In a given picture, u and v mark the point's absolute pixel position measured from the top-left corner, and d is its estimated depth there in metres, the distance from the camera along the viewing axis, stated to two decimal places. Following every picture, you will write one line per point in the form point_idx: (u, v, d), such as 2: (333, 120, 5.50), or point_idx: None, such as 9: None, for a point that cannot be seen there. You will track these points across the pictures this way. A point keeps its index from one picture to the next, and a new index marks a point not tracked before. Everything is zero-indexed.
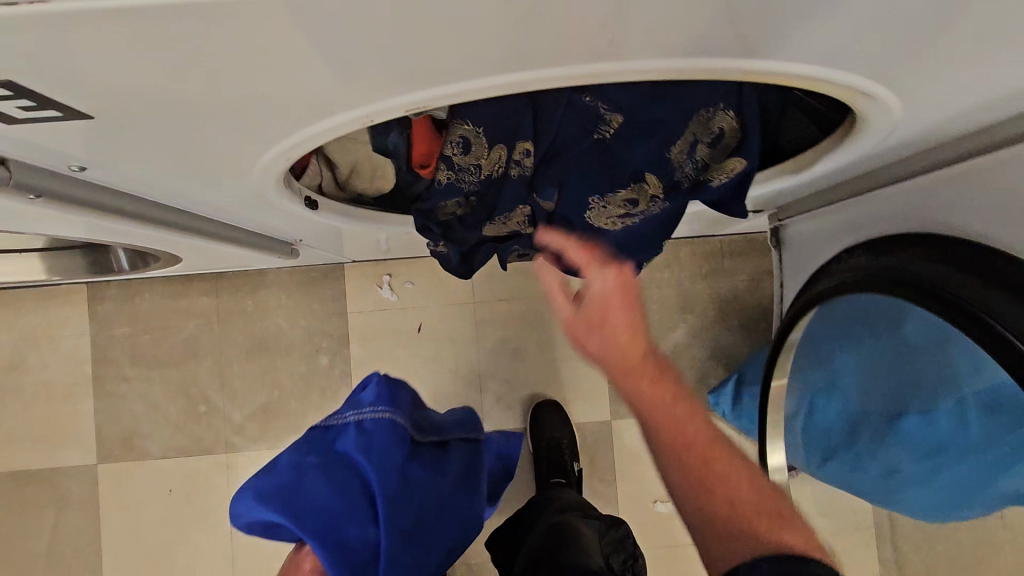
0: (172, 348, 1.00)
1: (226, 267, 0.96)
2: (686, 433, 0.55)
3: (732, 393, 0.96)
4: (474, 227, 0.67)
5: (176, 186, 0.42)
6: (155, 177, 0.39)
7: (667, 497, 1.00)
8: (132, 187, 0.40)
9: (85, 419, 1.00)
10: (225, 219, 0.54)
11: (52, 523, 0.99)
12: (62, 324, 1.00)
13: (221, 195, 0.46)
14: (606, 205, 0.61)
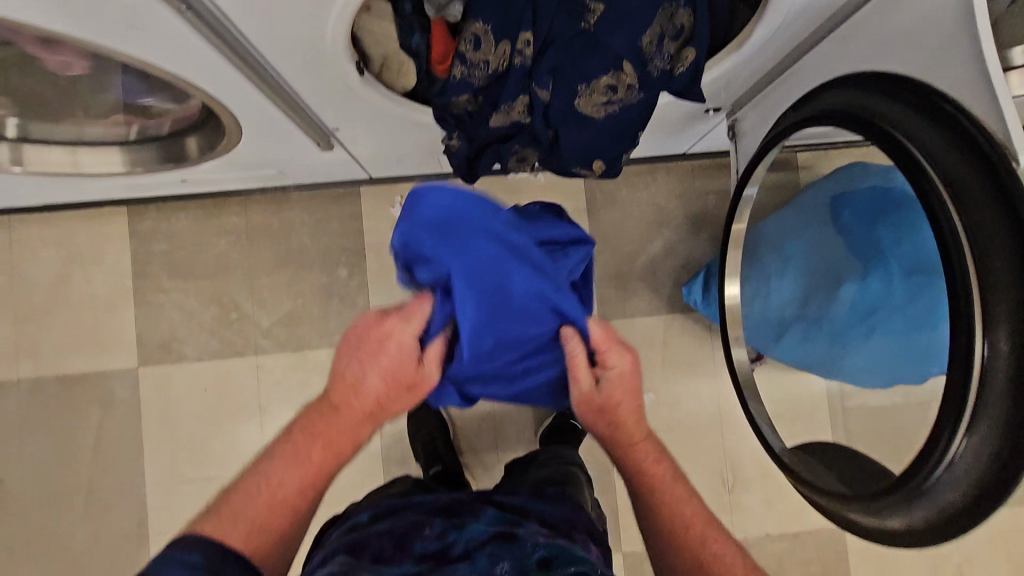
0: (206, 263, 1.12)
1: (255, 187, 1.08)
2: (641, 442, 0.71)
3: (702, 285, 1.09)
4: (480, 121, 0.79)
5: (270, 33, 0.53)
6: (260, 18, 0.51)
7: (648, 388, 1.15)
8: (238, 27, 0.52)
9: (127, 326, 1.11)
10: (289, 93, 0.67)
11: (97, 419, 1.10)
12: (106, 241, 1.11)
13: (298, 54, 0.57)
14: (594, 93, 0.74)
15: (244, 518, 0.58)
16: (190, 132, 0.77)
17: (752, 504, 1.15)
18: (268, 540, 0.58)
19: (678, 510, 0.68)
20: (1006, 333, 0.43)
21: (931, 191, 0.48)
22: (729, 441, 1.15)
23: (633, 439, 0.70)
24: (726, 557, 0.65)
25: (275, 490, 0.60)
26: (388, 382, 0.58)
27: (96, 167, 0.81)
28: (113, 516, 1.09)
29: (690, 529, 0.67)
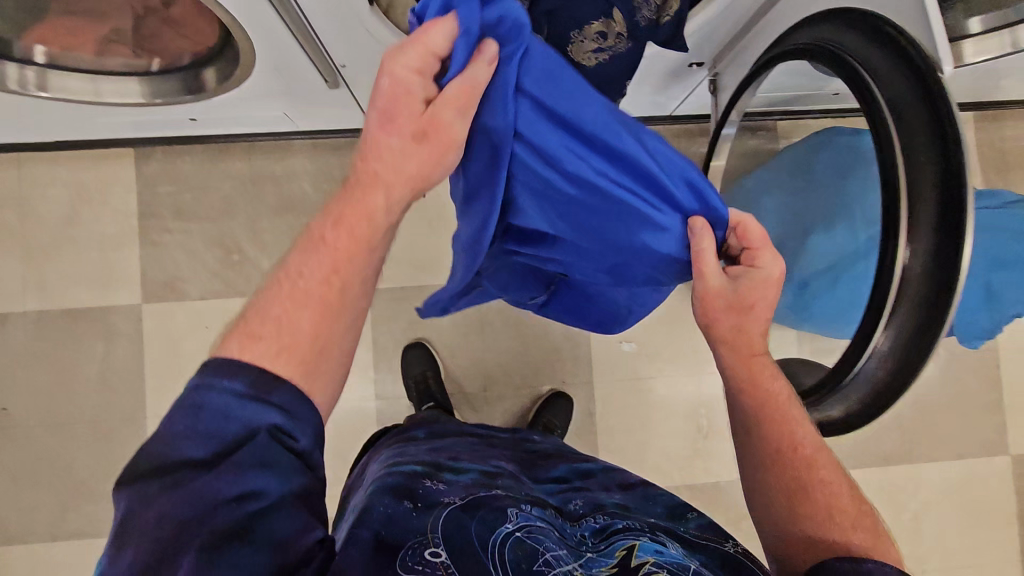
0: (210, 205, 1.16)
1: (260, 132, 1.12)
2: (765, 367, 0.64)
3: None
4: None
5: None
6: None
7: (630, 338, 1.22)
8: None
9: (132, 264, 1.15)
10: (306, 20, 0.72)
11: (101, 352, 1.14)
12: (112, 181, 1.15)
13: None
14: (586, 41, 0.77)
15: (270, 321, 0.48)
16: (209, 63, 0.83)
17: (724, 448, 1.23)
18: (292, 358, 0.48)
19: (791, 433, 0.61)
20: (917, 262, 0.52)
21: (882, 125, 0.54)
22: (704, 390, 1.23)
23: (755, 363, 0.64)
24: (831, 486, 0.58)
25: (298, 290, 0.50)
26: (396, 123, 0.52)
27: (116, 96, 0.85)
28: (116, 445, 1.13)
29: (801, 450, 0.60)
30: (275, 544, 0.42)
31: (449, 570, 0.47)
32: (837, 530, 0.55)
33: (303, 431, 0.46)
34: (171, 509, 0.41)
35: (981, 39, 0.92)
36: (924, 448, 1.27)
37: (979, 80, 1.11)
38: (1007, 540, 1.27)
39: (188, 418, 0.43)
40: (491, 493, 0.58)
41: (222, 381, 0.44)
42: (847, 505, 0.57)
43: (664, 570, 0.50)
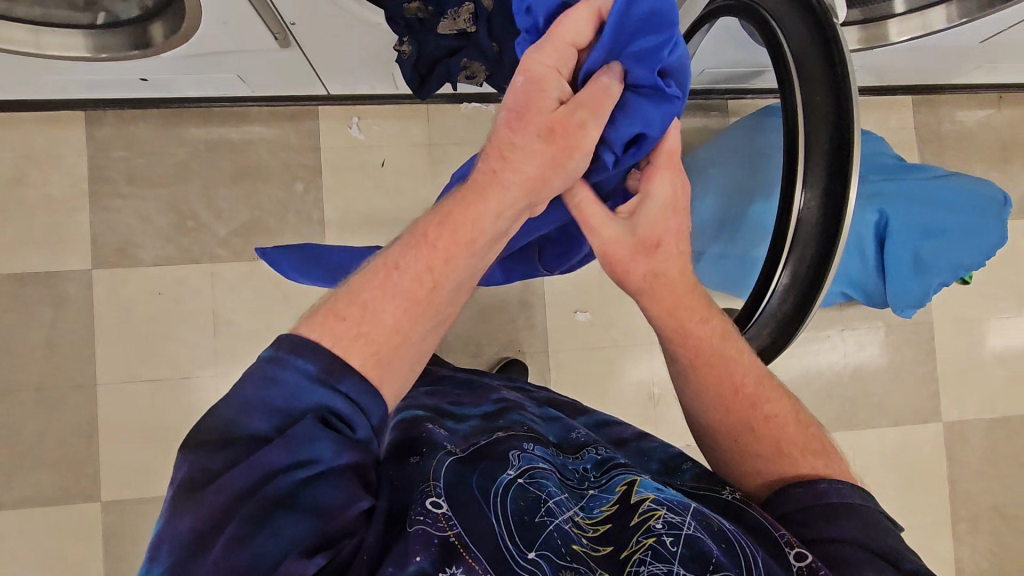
0: (164, 171, 1.15)
1: (215, 96, 1.12)
2: (696, 320, 0.63)
3: None
4: (426, 27, 0.84)
5: None
6: None
7: (585, 308, 1.25)
8: None
9: (81, 229, 1.14)
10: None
11: (49, 317, 1.12)
12: (61, 145, 1.14)
13: None
14: None
15: (356, 304, 0.47)
16: (157, 16, 0.82)
17: (674, 416, 1.27)
18: (366, 347, 0.46)
19: (730, 373, 0.63)
20: (812, 197, 0.59)
21: (788, 70, 0.60)
22: (656, 360, 1.27)
23: (687, 328, 0.63)
24: (782, 418, 0.61)
25: (380, 277, 0.48)
26: (526, 120, 0.51)
27: (59, 48, 0.84)
28: (64, 411, 1.12)
29: (743, 390, 0.62)
30: (324, 511, 0.43)
31: (451, 521, 0.49)
32: (788, 466, 0.59)
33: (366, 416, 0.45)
34: (228, 476, 0.41)
35: (903, 19, 0.98)
36: (863, 416, 1.34)
37: (911, 64, 1.17)
38: (939, 504, 1.35)
39: (257, 389, 0.43)
40: (492, 439, 0.60)
41: (296, 357, 0.43)
42: (794, 436, 0.60)
43: (662, 507, 0.52)
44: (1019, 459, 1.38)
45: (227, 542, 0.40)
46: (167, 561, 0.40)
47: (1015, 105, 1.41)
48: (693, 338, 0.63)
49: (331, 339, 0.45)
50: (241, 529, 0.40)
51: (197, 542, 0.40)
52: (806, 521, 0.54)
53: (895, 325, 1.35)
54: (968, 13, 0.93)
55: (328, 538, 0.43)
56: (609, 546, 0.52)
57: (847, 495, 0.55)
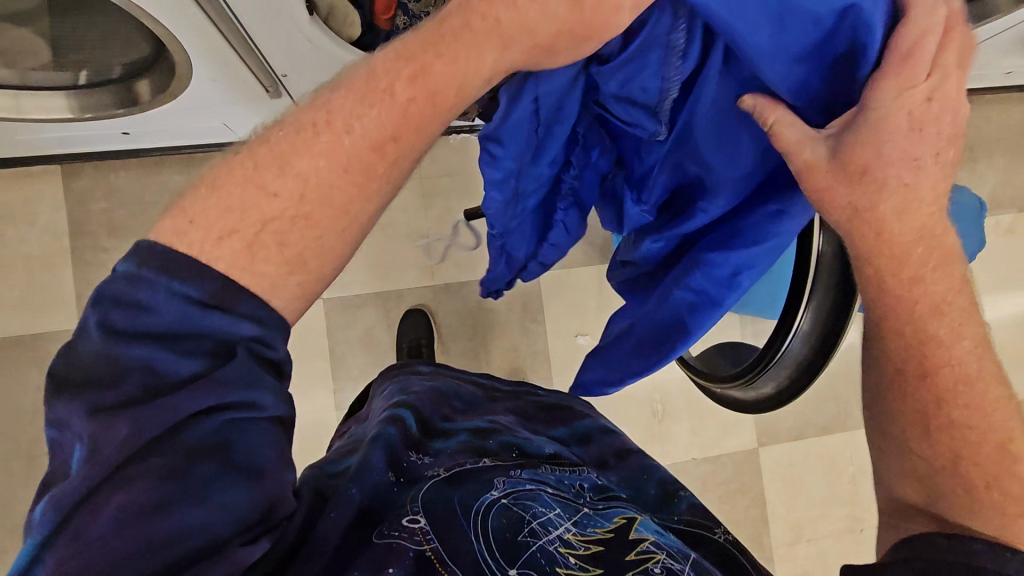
0: (148, 220, 1.12)
1: (198, 142, 1.09)
2: (928, 272, 0.51)
3: None
4: None
5: None
6: None
7: (585, 331, 1.26)
8: None
9: (65, 286, 1.09)
10: (242, 30, 0.71)
11: (36, 381, 1.08)
12: (38, 200, 1.09)
13: None
14: None
15: (290, 174, 0.43)
16: (143, 74, 0.81)
17: (679, 431, 1.29)
18: (307, 234, 0.43)
19: (933, 357, 0.52)
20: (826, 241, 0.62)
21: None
22: (657, 376, 1.29)
23: (920, 276, 0.51)
24: (972, 432, 0.51)
25: (321, 143, 0.44)
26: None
27: (41, 111, 0.82)
28: None
29: (940, 380, 0.52)
30: (254, 469, 0.39)
31: (428, 536, 0.45)
32: (960, 483, 0.51)
33: (279, 341, 0.42)
34: (134, 428, 0.35)
35: None
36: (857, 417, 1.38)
37: None
38: None
39: (132, 315, 0.37)
40: (478, 464, 0.55)
41: (168, 278, 0.38)
42: (984, 459, 0.51)
43: (661, 552, 0.48)
44: None
45: (126, 509, 0.34)
46: (45, 532, 0.33)
47: (980, 107, 1.47)
48: (901, 309, 0.52)
49: (260, 222, 0.42)
50: (151, 491, 0.35)
51: (85, 511, 0.34)
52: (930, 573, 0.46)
53: None
54: None
55: (265, 506, 0.40)
56: (600, 567, 0.45)
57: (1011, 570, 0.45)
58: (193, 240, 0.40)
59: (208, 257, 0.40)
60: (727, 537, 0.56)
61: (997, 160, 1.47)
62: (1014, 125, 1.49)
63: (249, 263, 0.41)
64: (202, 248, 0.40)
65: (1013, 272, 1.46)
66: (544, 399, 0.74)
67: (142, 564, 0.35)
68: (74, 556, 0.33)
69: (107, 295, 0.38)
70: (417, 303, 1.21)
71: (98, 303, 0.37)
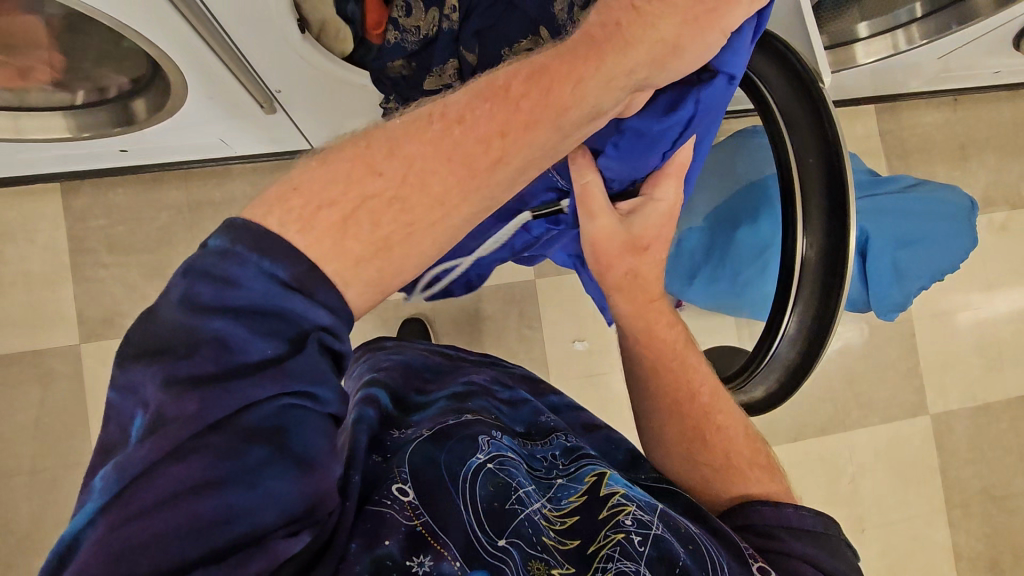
0: (147, 236, 1.13)
1: (195, 158, 1.10)
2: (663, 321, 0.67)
3: None
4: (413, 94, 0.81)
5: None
6: None
7: (582, 337, 1.27)
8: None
9: (66, 302, 1.11)
10: (236, 45, 0.72)
11: (37, 398, 1.09)
12: (38, 218, 1.10)
13: (236, 8, 0.64)
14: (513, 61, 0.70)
15: (399, 156, 0.42)
16: (138, 93, 0.82)
17: None
18: (400, 219, 0.41)
19: (689, 379, 0.66)
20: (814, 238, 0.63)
21: (774, 119, 0.64)
22: None
23: (661, 327, 0.67)
24: (731, 433, 0.64)
25: (433, 131, 0.42)
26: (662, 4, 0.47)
27: (39, 131, 0.83)
28: (60, 492, 1.08)
29: (698, 399, 0.64)
30: (305, 459, 0.37)
31: (417, 510, 0.46)
32: (729, 461, 0.62)
33: (347, 333, 0.41)
34: (205, 406, 0.34)
35: (869, 42, 1.02)
36: (856, 416, 1.38)
37: (871, 80, 1.23)
38: (934, 494, 1.40)
39: (218, 289, 0.36)
40: (460, 419, 0.56)
41: (261, 257, 0.37)
42: (743, 450, 0.63)
43: (632, 503, 0.52)
44: (1003, 443, 1.45)
45: (181, 486, 0.33)
46: (105, 498, 0.33)
47: (970, 107, 1.48)
48: (657, 342, 0.67)
49: (360, 197, 0.41)
50: (205, 469, 0.34)
51: (144, 484, 0.33)
52: (752, 536, 0.55)
53: (879, 325, 1.40)
54: (928, 35, 1.00)
55: (311, 501, 0.38)
56: (577, 538, 0.50)
57: (808, 521, 0.56)
58: (294, 207, 0.39)
59: (300, 225, 0.39)
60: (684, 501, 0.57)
61: (988, 159, 1.48)
62: (1003, 124, 1.50)
63: (340, 236, 0.40)
64: (299, 217, 0.39)
65: (1008, 270, 1.47)
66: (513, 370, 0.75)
67: (182, 547, 0.33)
68: (121, 530, 0.32)
69: (197, 268, 0.37)
70: (415, 313, 1.22)
71: (185, 271, 0.37)
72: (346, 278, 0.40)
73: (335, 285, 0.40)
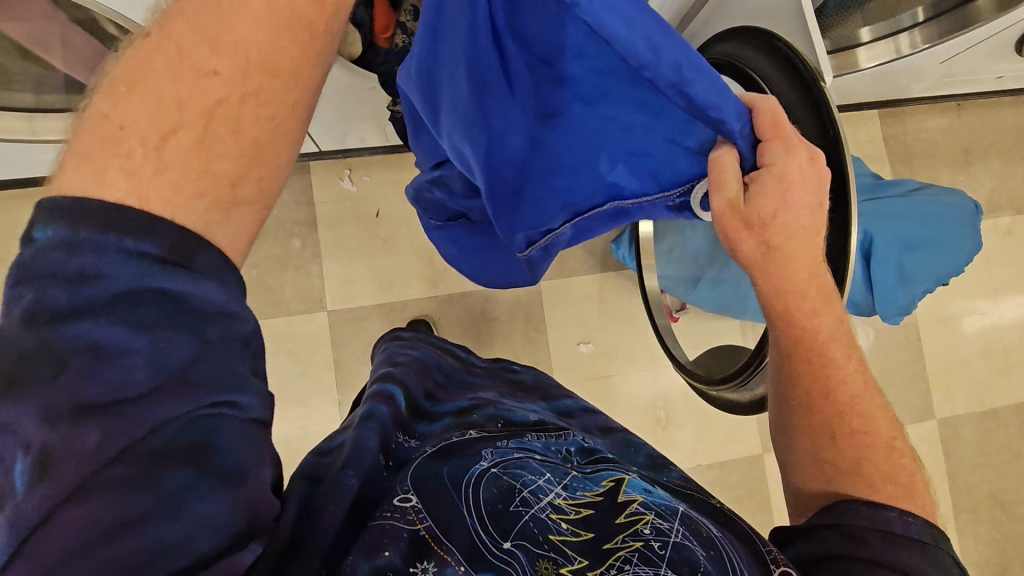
0: None
1: None
2: (805, 311, 0.60)
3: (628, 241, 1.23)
4: None
5: None
6: None
7: (587, 339, 1.28)
8: None
9: None
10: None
11: None
12: None
13: None
14: None
15: (227, 48, 0.37)
16: None
17: (683, 439, 1.29)
18: (261, 115, 0.39)
19: (827, 376, 0.62)
20: None
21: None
22: (660, 383, 1.30)
23: (806, 319, 0.61)
24: (865, 435, 0.61)
25: (253, 9, 0.38)
26: None
27: (52, 133, 0.85)
28: None
29: (834, 396, 0.62)
30: (235, 473, 0.36)
31: (421, 515, 0.46)
32: (853, 466, 0.59)
33: (242, 307, 0.38)
34: (105, 435, 0.32)
35: (871, 46, 1.03)
36: None
37: (877, 85, 1.24)
38: (942, 499, 1.39)
39: (79, 291, 0.33)
40: (464, 437, 0.57)
41: (118, 237, 0.34)
42: (878, 457, 0.60)
43: (650, 513, 0.50)
44: (1011, 448, 1.44)
45: (93, 526, 0.31)
46: (2, 558, 0.30)
47: (973, 111, 1.49)
48: (799, 330, 0.62)
49: (204, 111, 0.37)
50: (120, 504, 0.32)
51: (47, 533, 0.30)
52: (853, 537, 0.54)
53: (883, 329, 1.40)
54: (931, 39, 1.01)
55: (250, 516, 0.37)
56: (591, 532, 0.48)
57: (912, 531, 0.54)
58: (132, 150, 0.36)
59: (154, 165, 0.36)
60: (717, 504, 0.57)
61: (993, 164, 1.49)
62: (1007, 129, 1.50)
63: (205, 166, 0.38)
64: (146, 157, 0.36)
65: (1014, 274, 1.47)
66: (519, 376, 0.79)
67: None
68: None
69: (43, 272, 0.33)
70: (420, 314, 1.23)
71: (21, 278, 0.33)
72: (229, 204, 0.39)
73: (205, 223, 0.38)
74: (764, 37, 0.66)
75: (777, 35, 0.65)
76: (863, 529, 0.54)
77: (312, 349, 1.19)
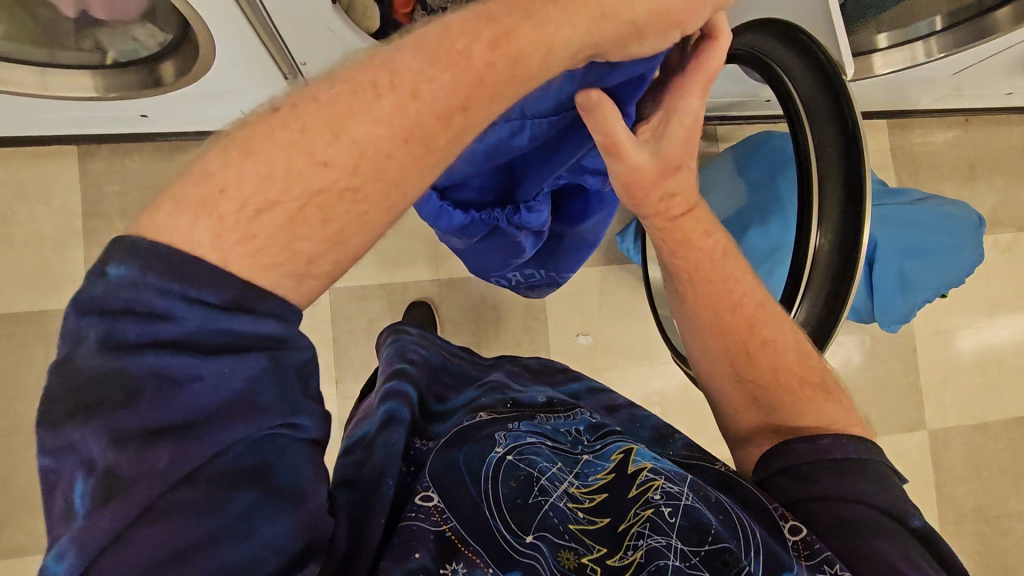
0: None
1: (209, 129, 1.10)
2: (738, 300, 0.63)
3: (633, 234, 1.22)
4: None
5: None
6: None
7: (587, 331, 1.28)
8: None
9: (76, 266, 1.11)
10: (261, 3, 0.71)
11: (42, 358, 1.09)
12: (53, 179, 1.11)
13: None
14: None
15: (347, 141, 0.35)
16: (167, 56, 0.84)
17: None
18: (355, 208, 0.36)
19: (731, 291, 0.63)
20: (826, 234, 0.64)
21: (797, 111, 0.65)
22: (658, 379, 1.30)
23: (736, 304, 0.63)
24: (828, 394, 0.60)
25: (383, 108, 0.36)
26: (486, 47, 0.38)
27: (66, 90, 0.84)
28: None
29: (791, 370, 0.61)
30: (296, 490, 0.34)
31: (444, 516, 0.46)
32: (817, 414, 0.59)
33: (301, 336, 0.36)
34: (175, 458, 0.30)
35: (886, 53, 1.03)
36: None
37: (885, 94, 1.24)
38: (928, 509, 1.40)
39: (146, 324, 0.31)
40: (476, 419, 0.57)
41: (185, 284, 0.32)
42: (793, 364, 0.62)
43: (660, 477, 0.50)
44: (999, 463, 1.45)
45: (158, 553, 0.30)
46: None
47: (981, 127, 1.50)
48: (739, 318, 0.63)
49: (307, 193, 0.35)
50: (185, 529, 0.30)
51: (115, 559, 0.29)
52: (811, 475, 0.53)
53: (880, 338, 1.41)
54: (947, 48, 1.01)
55: (308, 538, 0.35)
56: (606, 517, 0.49)
57: (849, 451, 0.54)
58: (226, 212, 0.33)
59: (243, 232, 0.34)
60: (721, 466, 0.56)
61: (996, 180, 1.50)
62: (1013, 147, 1.51)
63: (289, 241, 0.35)
64: (235, 224, 0.33)
65: (1012, 291, 1.48)
66: (527, 364, 0.78)
67: None
68: None
69: (113, 304, 0.31)
70: (421, 298, 1.22)
71: (85, 310, 0.31)
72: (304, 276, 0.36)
73: (286, 292, 0.36)
74: (790, 29, 0.66)
75: (803, 28, 0.65)
76: (808, 462, 0.54)
77: (311, 324, 1.18)
